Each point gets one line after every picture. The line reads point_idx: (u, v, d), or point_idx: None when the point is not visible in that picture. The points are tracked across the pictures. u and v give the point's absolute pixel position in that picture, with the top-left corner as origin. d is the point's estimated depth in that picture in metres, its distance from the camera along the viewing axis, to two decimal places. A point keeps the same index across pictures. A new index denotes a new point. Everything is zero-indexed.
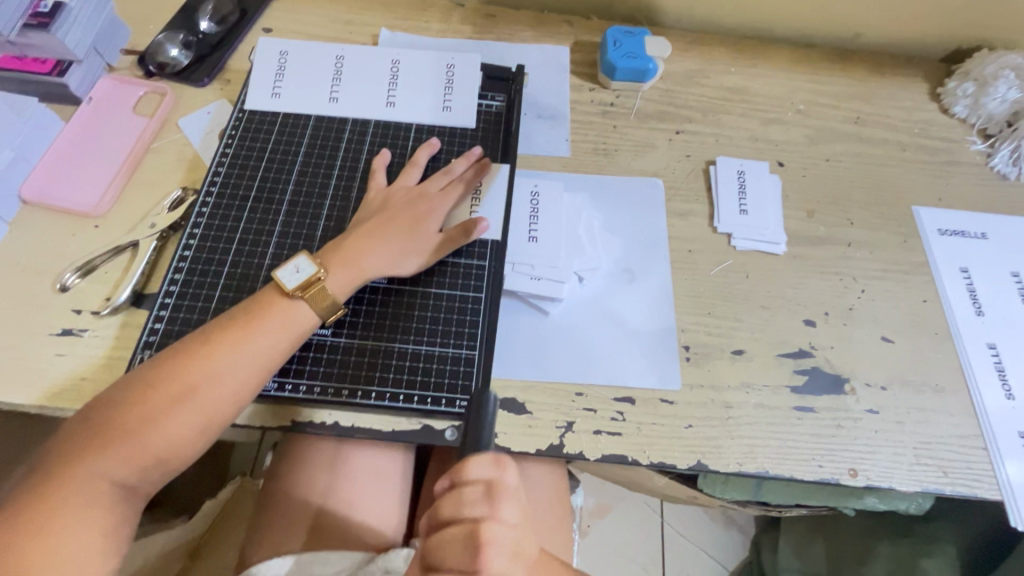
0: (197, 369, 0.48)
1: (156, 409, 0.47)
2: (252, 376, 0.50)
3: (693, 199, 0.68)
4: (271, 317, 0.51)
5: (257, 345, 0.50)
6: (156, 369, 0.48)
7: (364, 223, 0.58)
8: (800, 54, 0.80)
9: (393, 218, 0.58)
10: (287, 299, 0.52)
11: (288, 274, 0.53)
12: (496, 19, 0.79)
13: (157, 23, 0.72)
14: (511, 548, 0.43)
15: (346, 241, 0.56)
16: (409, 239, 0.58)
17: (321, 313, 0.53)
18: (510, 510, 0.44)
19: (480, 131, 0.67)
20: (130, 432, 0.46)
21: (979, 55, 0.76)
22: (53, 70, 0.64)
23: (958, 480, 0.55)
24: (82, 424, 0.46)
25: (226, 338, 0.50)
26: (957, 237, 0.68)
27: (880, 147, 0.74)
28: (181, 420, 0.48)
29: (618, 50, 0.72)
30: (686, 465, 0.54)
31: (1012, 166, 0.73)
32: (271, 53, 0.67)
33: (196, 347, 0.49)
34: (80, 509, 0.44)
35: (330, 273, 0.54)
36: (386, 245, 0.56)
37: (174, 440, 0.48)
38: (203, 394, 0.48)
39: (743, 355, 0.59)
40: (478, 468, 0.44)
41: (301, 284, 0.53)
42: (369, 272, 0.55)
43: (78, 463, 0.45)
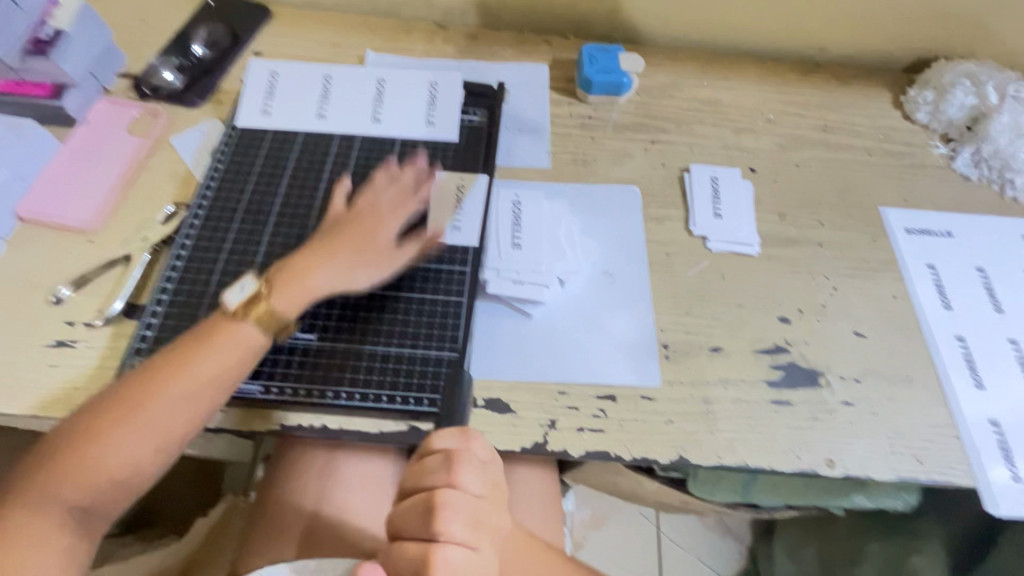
0: (148, 393, 0.50)
1: (107, 434, 0.48)
2: (204, 395, 0.51)
3: (669, 204, 0.70)
4: (219, 338, 0.52)
5: (206, 365, 0.51)
6: (109, 396, 0.50)
7: (314, 242, 0.59)
8: (768, 67, 0.84)
9: (344, 238, 0.59)
10: (234, 319, 0.54)
11: (233, 294, 0.55)
12: (477, 40, 0.82)
13: (151, 48, 0.76)
14: (468, 514, 0.41)
15: (295, 261, 0.57)
16: (360, 255, 0.59)
17: (268, 329, 0.54)
18: (471, 478, 0.42)
19: (462, 144, 0.70)
20: (84, 456, 0.48)
21: (937, 65, 0.80)
22: (51, 92, 0.66)
23: (933, 468, 0.56)
24: (40, 451, 0.48)
25: (177, 361, 0.51)
26: (923, 236, 0.71)
27: (847, 153, 0.77)
28: (134, 441, 0.49)
29: (594, 66, 0.76)
30: (668, 459, 0.55)
31: (974, 168, 0.76)
32: (262, 75, 0.71)
33: (147, 372, 0.51)
34: (37, 532, 0.45)
35: (274, 289, 0.55)
36: (337, 262, 0.58)
37: (129, 461, 0.49)
38: (153, 417, 0.50)
39: (721, 352, 0.61)
40: (440, 436, 0.43)
41: (244, 302, 0.54)
42: (320, 289, 0.56)
43: (36, 488, 0.46)
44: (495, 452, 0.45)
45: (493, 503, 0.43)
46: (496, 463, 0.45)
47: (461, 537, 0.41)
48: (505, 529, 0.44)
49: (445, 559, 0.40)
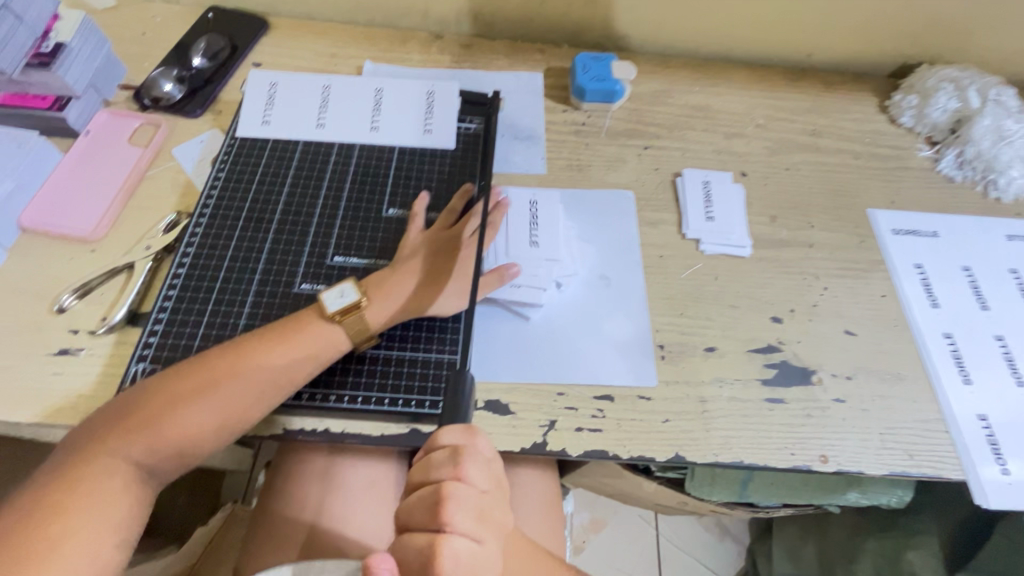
0: (226, 371, 0.52)
1: (180, 405, 0.51)
2: (272, 385, 0.53)
3: (663, 208, 0.72)
4: (300, 332, 0.54)
5: (282, 357, 0.53)
6: (187, 368, 0.52)
7: (408, 260, 0.60)
8: (757, 74, 0.86)
9: (432, 260, 0.61)
10: (326, 322, 0.55)
11: (332, 297, 0.57)
12: (473, 49, 0.84)
13: (152, 60, 0.77)
14: (473, 507, 0.41)
15: (387, 275, 0.59)
16: (444, 276, 0.60)
17: (351, 339, 0.56)
18: (477, 473, 0.42)
19: (460, 152, 0.71)
20: (154, 422, 0.50)
21: (920, 70, 0.83)
22: (53, 105, 0.67)
23: (923, 462, 0.58)
24: (114, 410, 0.50)
25: (257, 348, 0.53)
26: (910, 236, 0.72)
27: (835, 156, 0.79)
28: (199, 416, 0.51)
29: (587, 74, 0.77)
30: (665, 458, 0.56)
31: (958, 169, 0.78)
32: (262, 84, 0.72)
33: (225, 350, 0.53)
34: (99, 490, 0.47)
35: (371, 302, 0.57)
36: (427, 286, 0.59)
37: (191, 435, 0.51)
38: (224, 396, 0.51)
39: (715, 352, 0.62)
40: (447, 434, 0.44)
41: (342, 309, 0.56)
42: (408, 311, 0.58)
43: (104, 445, 0.49)
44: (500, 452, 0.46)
45: (497, 499, 0.44)
46: (501, 462, 0.46)
47: (466, 528, 0.41)
48: (507, 525, 0.44)
49: (450, 549, 0.40)
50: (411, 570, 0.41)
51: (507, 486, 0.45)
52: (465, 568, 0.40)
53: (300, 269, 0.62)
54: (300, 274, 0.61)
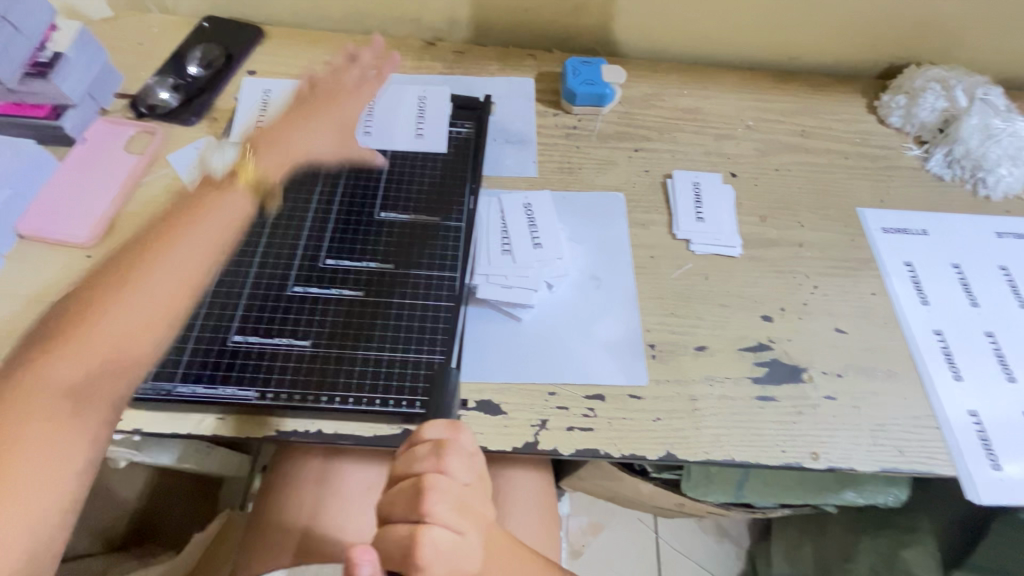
0: (138, 280, 0.51)
1: (94, 316, 0.49)
2: (201, 238, 0.55)
3: (653, 209, 0.73)
4: (200, 224, 0.56)
5: (203, 223, 0.56)
6: (94, 295, 0.51)
7: (294, 109, 0.67)
8: (746, 77, 0.87)
9: (312, 101, 0.68)
10: (217, 181, 0.60)
11: (217, 157, 0.68)
12: (465, 55, 0.85)
13: (148, 69, 0.78)
14: (455, 498, 0.42)
15: (270, 128, 0.65)
16: (330, 125, 0.67)
17: (250, 199, 0.59)
18: (459, 466, 0.43)
19: (451, 155, 0.72)
20: (66, 350, 0.48)
21: (908, 71, 0.83)
22: (50, 113, 0.68)
23: (914, 458, 0.58)
24: (15, 363, 0.47)
25: (159, 241, 0.54)
26: (900, 235, 0.73)
27: (825, 157, 0.80)
28: (121, 335, 0.50)
29: (577, 78, 0.78)
30: (656, 456, 0.56)
31: (947, 168, 0.79)
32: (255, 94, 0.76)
33: (129, 266, 0.52)
34: (38, 421, 0.45)
35: (260, 150, 0.62)
36: (315, 132, 0.66)
37: (128, 337, 0.50)
38: (146, 296, 0.51)
39: (706, 351, 0.63)
40: (432, 429, 0.44)
41: (234, 168, 0.60)
42: (299, 152, 0.65)
43: (24, 386, 0.46)
44: (481, 447, 0.46)
45: (478, 492, 0.44)
46: (482, 458, 0.46)
47: (448, 519, 0.41)
48: (487, 517, 0.45)
49: (431, 539, 0.40)
50: (393, 560, 0.41)
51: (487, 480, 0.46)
52: (445, 557, 0.41)
53: (292, 271, 0.62)
54: (293, 276, 0.62)
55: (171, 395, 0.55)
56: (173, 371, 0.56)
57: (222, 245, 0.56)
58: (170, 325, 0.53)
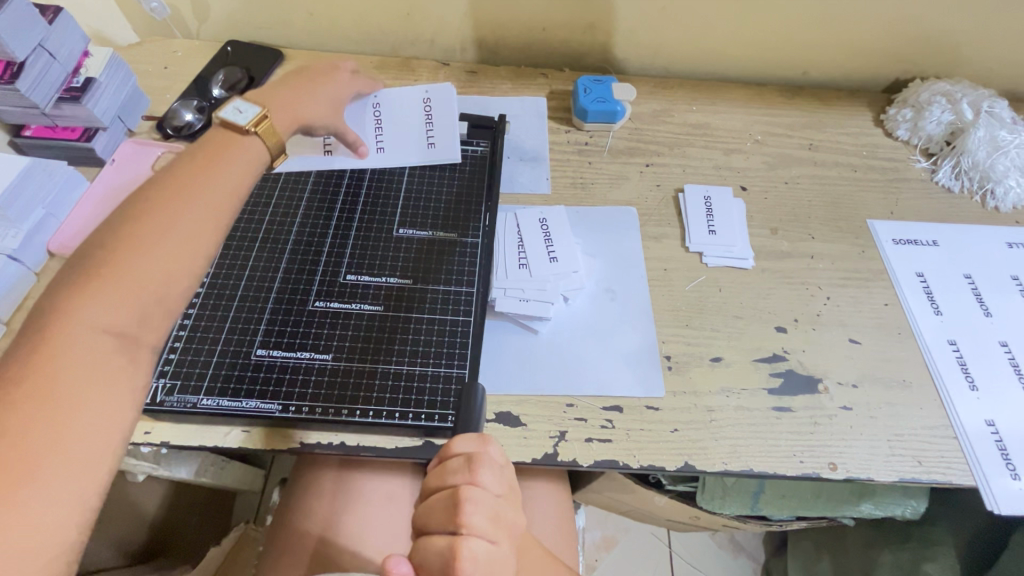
0: (163, 218, 0.49)
1: (139, 253, 0.46)
2: (226, 188, 0.54)
3: (666, 223, 0.74)
4: (214, 169, 0.54)
5: (219, 173, 0.54)
6: (114, 236, 0.47)
7: (289, 82, 0.66)
8: (753, 92, 0.89)
9: (309, 79, 0.68)
10: (240, 133, 0.58)
11: (230, 112, 0.59)
12: (478, 75, 0.87)
13: (173, 92, 0.81)
14: (490, 508, 0.42)
15: (278, 93, 0.64)
16: (328, 99, 0.68)
17: (272, 149, 0.60)
18: (491, 478, 0.43)
19: (467, 173, 0.74)
20: (93, 289, 0.44)
21: (914, 85, 0.85)
22: (82, 136, 0.70)
23: (933, 468, 0.58)
24: (39, 315, 0.43)
25: (190, 185, 0.52)
26: (911, 246, 0.74)
27: (833, 169, 0.81)
28: (153, 273, 0.46)
29: (589, 96, 0.80)
30: (674, 467, 0.57)
31: (955, 180, 0.80)
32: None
33: (150, 206, 0.49)
34: (90, 362, 0.42)
35: (273, 114, 0.61)
36: (315, 100, 0.66)
37: (168, 274, 0.47)
38: (177, 233, 0.49)
39: (721, 362, 0.63)
40: (460, 443, 0.45)
41: (253, 121, 0.58)
42: (304, 117, 0.65)
43: (62, 329, 0.42)
44: (511, 460, 0.47)
45: (511, 504, 0.45)
46: (511, 469, 0.47)
47: (484, 529, 0.41)
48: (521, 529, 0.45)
49: (471, 550, 0.40)
50: (432, 575, 0.41)
51: (518, 491, 0.46)
52: (483, 568, 0.40)
53: (313, 286, 0.64)
54: (315, 290, 0.63)
55: (197, 408, 0.56)
56: (199, 385, 0.57)
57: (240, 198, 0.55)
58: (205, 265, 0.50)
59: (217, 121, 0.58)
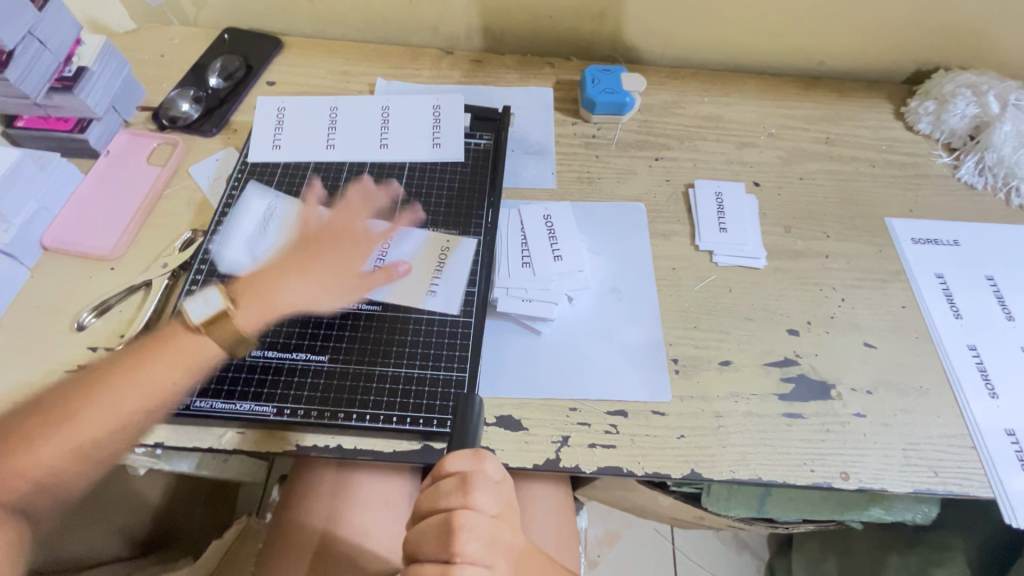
0: (135, 376, 0.51)
1: (53, 437, 0.47)
2: (191, 359, 0.54)
3: (675, 219, 0.71)
4: (182, 345, 0.54)
5: (169, 359, 0.53)
6: (75, 388, 0.50)
7: (286, 258, 0.60)
8: (768, 83, 0.86)
9: (321, 253, 0.61)
10: (193, 332, 0.55)
11: (196, 306, 0.57)
12: (483, 64, 0.85)
13: (170, 81, 0.79)
14: (486, 534, 0.41)
15: (254, 279, 0.59)
16: (331, 278, 0.60)
17: (227, 346, 0.56)
18: (486, 499, 0.42)
19: (470, 167, 0.71)
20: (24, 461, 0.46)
21: (937, 76, 0.81)
22: (75, 127, 0.69)
23: (950, 480, 0.56)
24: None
25: (132, 364, 0.52)
26: (930, 245, 0.71)
27: (850, 164, 0.78)
28: (71, 448, 0.48)
29: (597, 87, 0.77)
30: (680, 474, 0.55)
31: (979, 177, 0.77)
32: (245, 242, 0.64)
33: (138, 360, 0.52)
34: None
35: (238, 308, 0.57)
36: (303, 280, 0.59)
37: (51, 464, 0.47)
38: (131, 395, 0.51)
39: (731, 366, 0.61)
40: (454, 461, 0.43)
41: (206, 318, 0.56)
42: (280, 309, 0.58)
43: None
44: (507, 473, 0.45)
45: (507, 522, 0.44)
46: (509, 483, 0.46)
47: (479, 555, 0.41)
48: (518, 547, 0.44)
49: None
50: None
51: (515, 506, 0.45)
52: None
53: None
54: None
55: (190, 410, 0.55)
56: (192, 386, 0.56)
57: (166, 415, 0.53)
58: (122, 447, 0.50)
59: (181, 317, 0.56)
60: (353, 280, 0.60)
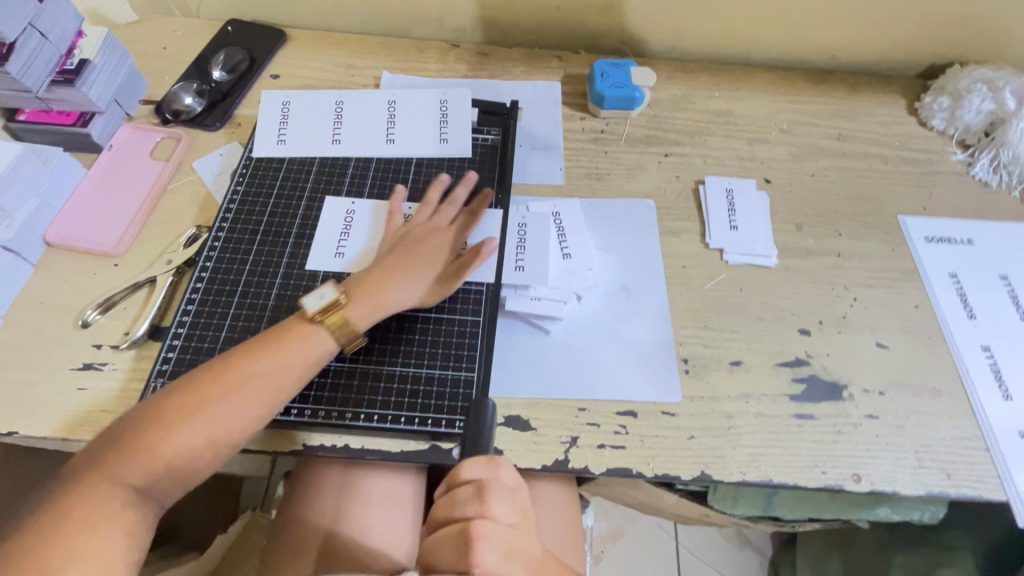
0: (248, 376, 0.51)
1: (172, 427, 0.48)
2: (315, 355, 0.54)
3: (684, 217, 0.70)
4: (307, 339, 0.54)
5: (275, 356, 0.52)
6: (206, 371, 0.51)
7: (382, 258, 0.59)
8: (779, 77, 0.84)
9: (413, 248, 0.60)
10: (309, 326, 0.54)
11: (312, 299, 0.56)
12: (489, 57, 0.83)
13: (172, 75, 0.78)
14: (503, 545, 0.41)
15: (367, 274, 0.58)
16: (430, 272, 0.59)
17: (340, 341, 0.55)
18: (503, 508, 0.42)
19: (477, 162, 0.70)
20: (159, 439, 0.47)
21: (952, 71, 0.80)
22: (77, 121, 0.68)
23: (962, 482, 0.55)
24: (105, 437, 0.48)
25: (241, 361, 0.52)
26: (944, 244, 0.70)
27: (863, 161, 0.77)
28: (200, 434, 0.49)
29: (606, 81, 0.76)
30: (690, 475, 0.55)
31: (993, 174, 0.75)
32: (331, 243, 0.64)
33: (267, 351, 0.52)
34: (94, 515, 0.44)
35: (350, 301, 0.56)
36: (406, 277, 0.58)
37: (183, 447, 0.48)
38: (254, 390, 0.51)
39: (741, 366, 0.61)
40: (469, 469, 0.43)
41: (321, 309, 0.55)
42: (388, 305, 0.57)
43: (123, 455, 0.46)
44: (523, 480, 0.45)
45: (524, 531, 0.44)
46: (523, 489, 0.45)
47: (498, 568, 0.40)
48: (536, 556, 0.44)
49: None
50: None
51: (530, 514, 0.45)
52: None
53: (317, 283, 0.61)
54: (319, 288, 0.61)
55: None
56: None
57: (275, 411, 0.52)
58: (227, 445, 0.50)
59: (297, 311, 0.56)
60: (448, 266, 0.60)
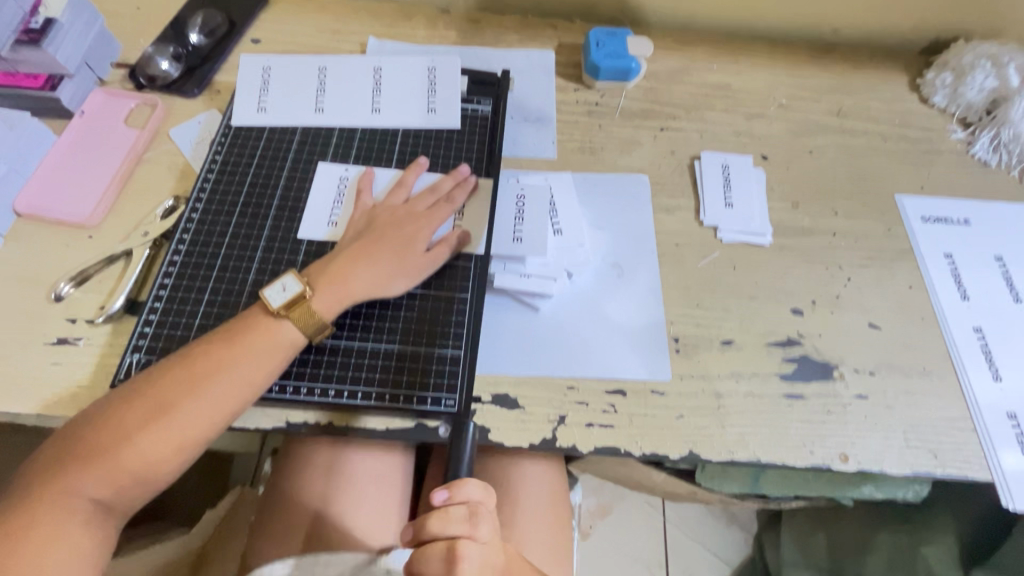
0: (213, 377, 0.50)
1: (136, 430, 0.48)
2: (279, 353, 0.52)
3: (679, 193, 0.69)
4: (268, 336, 0.52)
5: (242, 356, 0.50)
6: (164, 374, 0.49)
7: (350, 244, 0.57)
8: (780, 50, 0.82)
9: (381, 238, 0.58)
10: (273, 318, 0.53)
11: (275, 292, 0.53)
12: (480, 25, 0.80)
13: (147, 37, 0.74)
14: (480, 562, 0.46)
15: (332, 262, 0.56)
16: (397, 263, 0.57)
17: (306, 332, 0.53)
18: (487, 530, 0.47)
19: (465, 133, 0.68)
20: (118, 447, 0.47)
21: (956, 47, 0.78)
22: (45, 84, 0.65)
23: (949, 462, 0.55)
24: (63, 444, 0.47)
25: (206, 360, 0.50)
26: (940, 224, 0.69)
27: (863, 138, 0.75)
28: (163, 441, 0.48)
29: (601, 50, 0.73)
30: (679, 455, 0.54)
31: (993, 154, 0.74)
32: (322, 211, 0.62)
33: (225, 352, 0.51)
34: (52, 526, 0.44)
35: (317, 292, 0.54)
36: (372, 267, 0.56)
37: (143, 455, 0.48)
38: (213, 394, 0.49)
39: (732, 345, 0.60)
40: (468, 489, 0.47)
41: (287, 302, 0.53)
42: (354, 295, 0.55)
43: (83, 465, 0.46)
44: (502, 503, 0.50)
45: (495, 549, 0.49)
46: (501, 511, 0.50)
47: None
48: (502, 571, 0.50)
49: None
50: None
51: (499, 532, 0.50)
52: None
53: (299, 257, 0.60)
54: (301, 262, 0.59)
55: None
56: None
57: (240, 410, 0.51)
58: (194, 447, 0.50)
59: (259, 299, 0.53)
60: (419, 260, 0.57)
